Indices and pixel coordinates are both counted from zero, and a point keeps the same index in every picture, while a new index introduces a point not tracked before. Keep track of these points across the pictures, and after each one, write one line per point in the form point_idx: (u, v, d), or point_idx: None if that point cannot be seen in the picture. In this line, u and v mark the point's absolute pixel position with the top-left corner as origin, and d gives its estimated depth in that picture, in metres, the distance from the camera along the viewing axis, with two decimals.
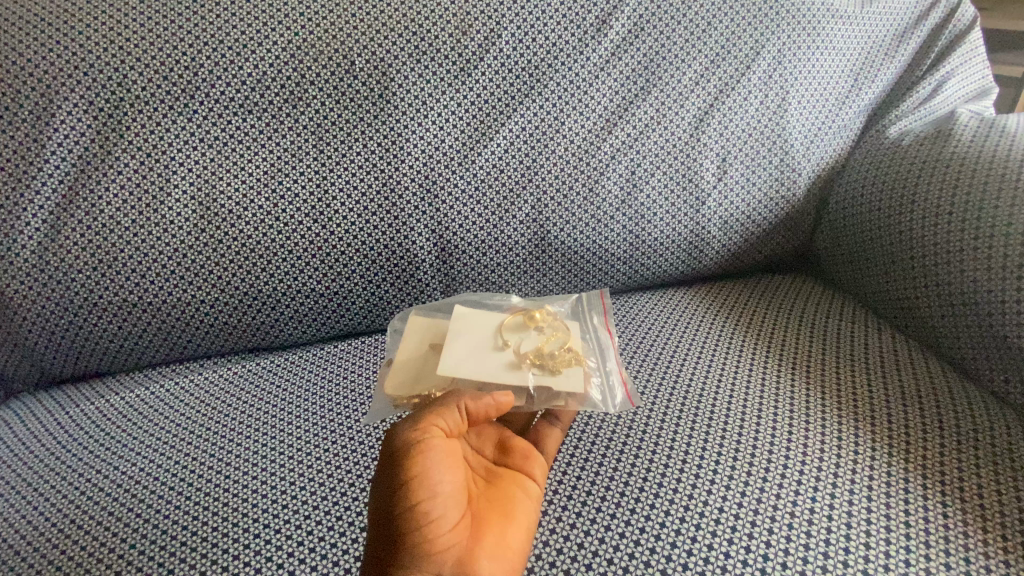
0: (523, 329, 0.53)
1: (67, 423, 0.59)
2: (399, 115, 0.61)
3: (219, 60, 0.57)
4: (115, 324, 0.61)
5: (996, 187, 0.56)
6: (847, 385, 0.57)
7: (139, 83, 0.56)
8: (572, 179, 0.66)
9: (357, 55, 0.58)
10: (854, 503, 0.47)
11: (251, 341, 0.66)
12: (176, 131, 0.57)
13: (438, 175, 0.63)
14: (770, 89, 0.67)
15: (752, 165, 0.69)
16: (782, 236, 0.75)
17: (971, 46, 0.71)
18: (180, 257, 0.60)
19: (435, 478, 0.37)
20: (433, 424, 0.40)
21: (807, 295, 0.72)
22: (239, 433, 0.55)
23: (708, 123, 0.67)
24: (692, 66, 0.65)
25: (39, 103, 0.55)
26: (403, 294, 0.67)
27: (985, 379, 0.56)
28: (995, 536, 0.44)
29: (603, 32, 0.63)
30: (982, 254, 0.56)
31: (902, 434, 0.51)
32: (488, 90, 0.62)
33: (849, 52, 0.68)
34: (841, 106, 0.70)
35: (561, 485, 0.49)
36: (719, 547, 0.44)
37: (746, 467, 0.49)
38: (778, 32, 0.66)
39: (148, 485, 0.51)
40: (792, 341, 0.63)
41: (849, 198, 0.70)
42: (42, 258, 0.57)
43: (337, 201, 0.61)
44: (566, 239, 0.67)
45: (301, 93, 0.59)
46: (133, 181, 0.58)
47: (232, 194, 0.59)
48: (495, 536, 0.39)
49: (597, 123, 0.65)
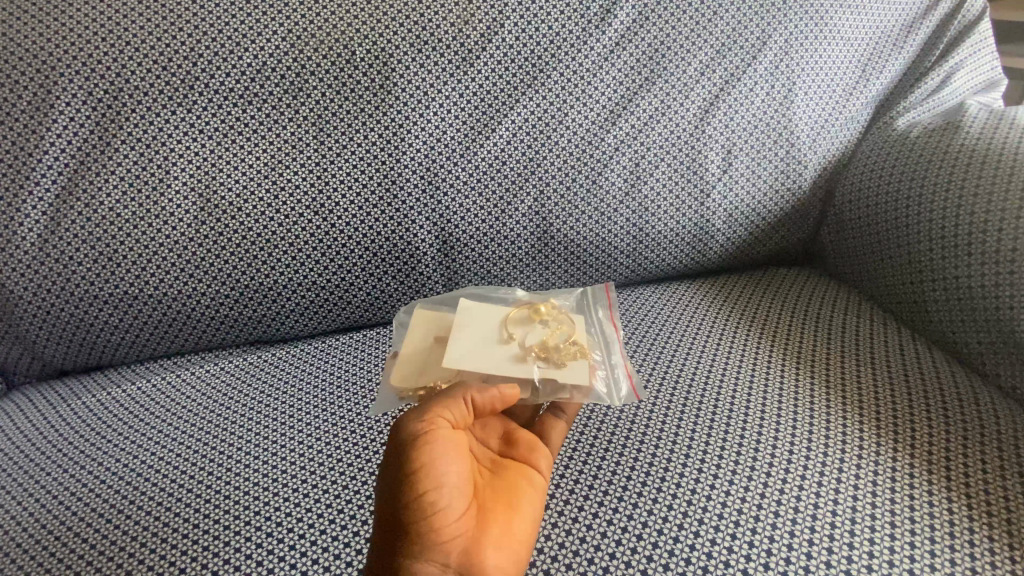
0: (528, 322, 0.52)
1: (68, 415, 0.59)
2: (401, 106, 0.60)
3: (218, 49, 0.56)
4: (115, 317, 0.61)
5: (1004, 181, 0.55)
6: (853, 379, 0.56)
7: (139, 73, 0.55)
8: (575, 171, 0.65)
9: (359, 46, 0.58)
10: (858, 498, 0.46)
11: (251, 334, 0.66)
12: (176, 122, 0.57)
13: (440, 168, 0.62)
14: (777, 80, 0.66)
15: (758, 157, 0.68)
16: (787, 230, 0.74)
17: (981, 37, 0.70)
18: (181, 249, 0.59)
19: (443, 468, 0.37)
20: (440, 415, 0.40)
21: (813, 288, 0.72)
22: (240, 426, 0.55)
23: (714, 115, 0.66)
24: (696, 56, 0.64)
25: (38, 93, 0.54)
26: (405, 287, 0.66)
27: (993, 374, 0.56)
28: (1001, 532, 0.44)
29: (607, 22, 0.62)
30: (991, 246, 0.55)
31: (907, 429, 0.51)
32: (490, 81, 0.61)
33: (857, 42, 0.67)
34: (849, 99, 0.69)
35: (564, 479, 0.49)
36: (721, 541, 0.44)
37: (748, 462, 0.49)
38: (786, 23, 0.65)
39: (149, 478, 0.51)
40: (798, 335, 0.62)
41: (856, 191, 0.69)
42: (43, 250, 0.57)
43: (338, 194, 0.61)
44: (568, 232, 0.67)
45: (301, 84, 0.58)
46: (133, 173, 0.57)
47: (232, 186, 0.59)
48: (501, 526, 0.39)
49: (601, 115, 0.64)
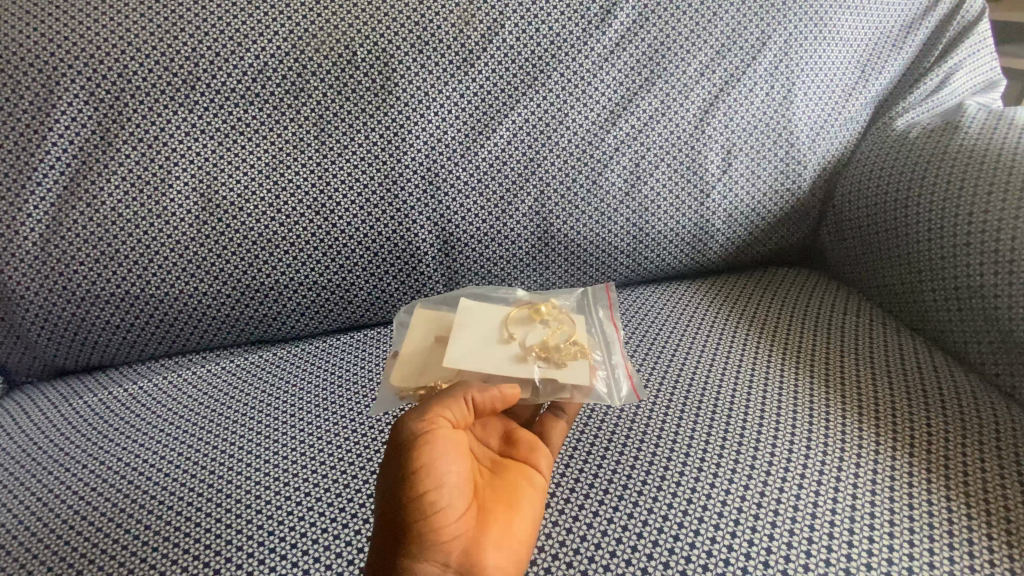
0: (528, 322, 0.52)
1: (69, 415, 0.59)
2: (401, 106, 0.60)
3: (219, 49, 0.56)
4: (117, 316, 0.61)
5: (1002, 181, 0.56)
6: (852, 378, 0.57)
7: (140, 74, 0.55)
8: (575, 171, 0.65)
9: (359, 46, 0.58)
10: (857, 497, 0.46)
11: (252, 334, 0.66)
12: (177, 122, 0.57)
13: (440, 168, 0.62)
14: (776, 81, 0.66)
15: (757, 157, 0.69)
16: (786, 230, 0.74)
17: (980, 37, 0.70)
18: (181, 248, 0.60)
19: (443, 468, 0.37)
20: (440, 415, 0.40)
21: (812, 288, 0.72)
22: (240, 425, 0.55)
23: (714, 115, 0.66)
24: (696, 56, 0.65)
25: (39, 94, 0.54)
26: (405, 287, 0.67)
27: (991, 373, 0.56)
28: (999, 530, 0.44)
29: (607, 22, 0.62)
30: (989, 246, 0.55)
31: (905, 428, 0.51)
32: (491, 81, 0.61)
33: (856, 43, 0.68)
34: (848, 99, 0.69)
35: (564, 478, 0.49)
36: (721, 540, 0.44)
37: (748, 461, 0.49)
38: (786, 23, 0.65)
39: (150, 477, 0.51)
40: (797, 335, 0.63)
41: (855, 191, 0.69)
42: (44, 249, 0.57)
43: (339, 194, 0.61)
44: (568, 232, 0.67)
45: (302, 84, 0.58)
46: (134, 173, 0.57)
47: (233, 186, 0.59)
48: (501, 526, 0.39)
49: (601, 115, 0.64)
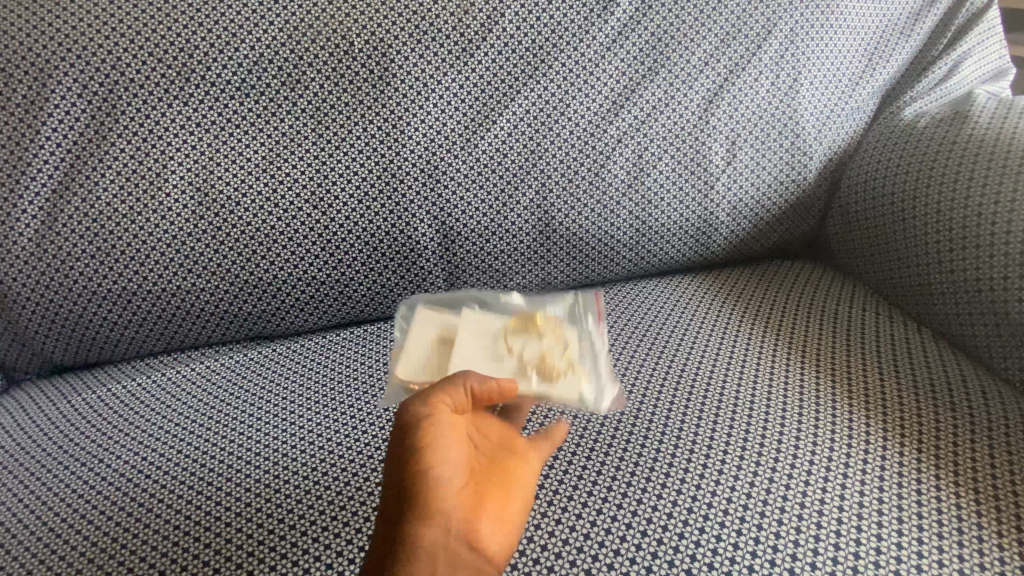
0: (526, 333, 0.52)
1: (70, 412, 0.59)
2: (400, 98, 0.59)
3: (214, 40, 0.55)
4: (116, 313, 0.61)
5: (1013, 171, 0.55)
6: (859, 374, 0.56)
7: (134, 66, 0.54)
8: (577, 163, 0.64)
9: (357, 37, 0.57)
10: (865, 494, 0.46)
11: (252, 329, 0.66)
12: (172, 115, 0.56)
13: (440, 161, 0.61)
14: (782, 69, 0.65)
15: (762, 149, 0.67)
16: (791, 223, 0.73)
17: (988, 25, 0.69)
18: (179, 244, 0.59)
19: (437, 450, 0.36)
20: (438, 400, 0.39)
21: (817, 282, 0.71)
22: (240, 423, 0.55)
23: (719, 104, 0.65)
24: (702, 45, 0.63)
25: (32, 87, 0.53)
26: (406, 282, 0.66)
27: (999, 367, 0.56)
28: (1009, 527, 0.44)
29: (609, 10, 0.61)
30: (998, 238, 0.55)
31: (914, 424, 0.51)
32: (492, 71, 0.60)
33: (863, 30, 0.66)
34: (854, 89, 0.68)
35: (567, 475, 0.49)
36: (728, 538, 0.44)
37: (753, 458, 0.49)
38: (793, 11, 0.64)
39: (152, 475, 0.51)
40: (802, 331, 0.62)
41: (861, 183, 0.68)
42: (40, 245, 0.57)
43: (338, 188, 0.60)
44: (570, 226, 0.66)
45: (299, 76, 0.57)
46: (130, 167, 0.57)
47: (230, 180, 0.58)
48: (500, 508, 0.39)
49: (604, 105, 0.63)
